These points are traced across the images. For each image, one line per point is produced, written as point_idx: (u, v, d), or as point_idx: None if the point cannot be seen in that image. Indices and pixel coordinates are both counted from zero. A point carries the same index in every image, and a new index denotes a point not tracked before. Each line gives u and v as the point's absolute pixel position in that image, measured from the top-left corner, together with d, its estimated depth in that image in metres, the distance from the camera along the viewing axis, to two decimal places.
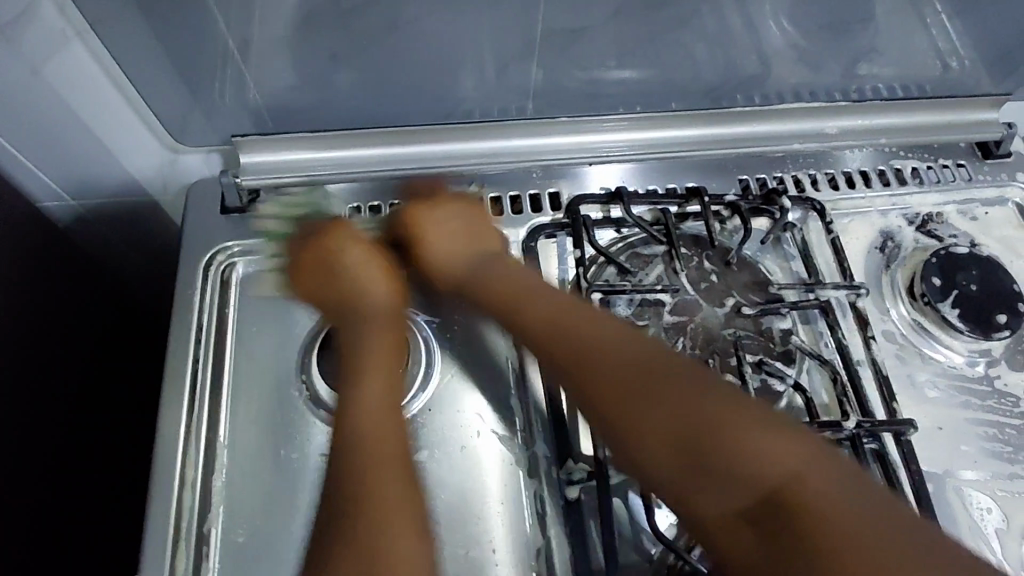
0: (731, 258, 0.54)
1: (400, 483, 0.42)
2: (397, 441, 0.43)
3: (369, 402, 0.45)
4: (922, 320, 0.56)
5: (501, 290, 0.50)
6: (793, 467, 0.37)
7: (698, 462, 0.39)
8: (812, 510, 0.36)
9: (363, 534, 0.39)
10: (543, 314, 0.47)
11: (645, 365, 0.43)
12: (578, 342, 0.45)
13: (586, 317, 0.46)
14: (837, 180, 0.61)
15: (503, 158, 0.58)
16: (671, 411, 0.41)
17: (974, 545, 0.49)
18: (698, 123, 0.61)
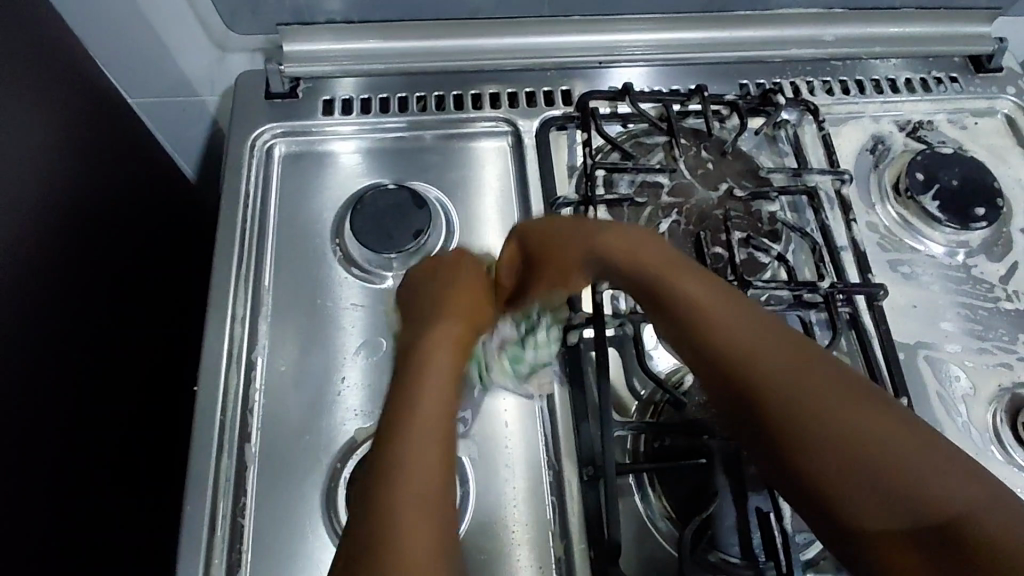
0: (727, 148, 0.58)
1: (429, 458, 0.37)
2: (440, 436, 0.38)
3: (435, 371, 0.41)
4: (905, 213, 0.60)
5: (694, 287, 0.41)
6: (895, 451, 0.33)
7: (872, 465, 0.33)
8: (895, 480, 0.33)
9: (411, 521, 0.35)
10: (706, 309, 0.40)
11: (816, 368, 0.37)
12: (795, 363, 0.37)
13: (721, 300, 0.40)
14: (833, 87, 0.65)
15: (518, 58, 0.63)
16: (839, 418, 0.35)
17: (941, 408, 0.54)
18: (705, 29, 0.65)
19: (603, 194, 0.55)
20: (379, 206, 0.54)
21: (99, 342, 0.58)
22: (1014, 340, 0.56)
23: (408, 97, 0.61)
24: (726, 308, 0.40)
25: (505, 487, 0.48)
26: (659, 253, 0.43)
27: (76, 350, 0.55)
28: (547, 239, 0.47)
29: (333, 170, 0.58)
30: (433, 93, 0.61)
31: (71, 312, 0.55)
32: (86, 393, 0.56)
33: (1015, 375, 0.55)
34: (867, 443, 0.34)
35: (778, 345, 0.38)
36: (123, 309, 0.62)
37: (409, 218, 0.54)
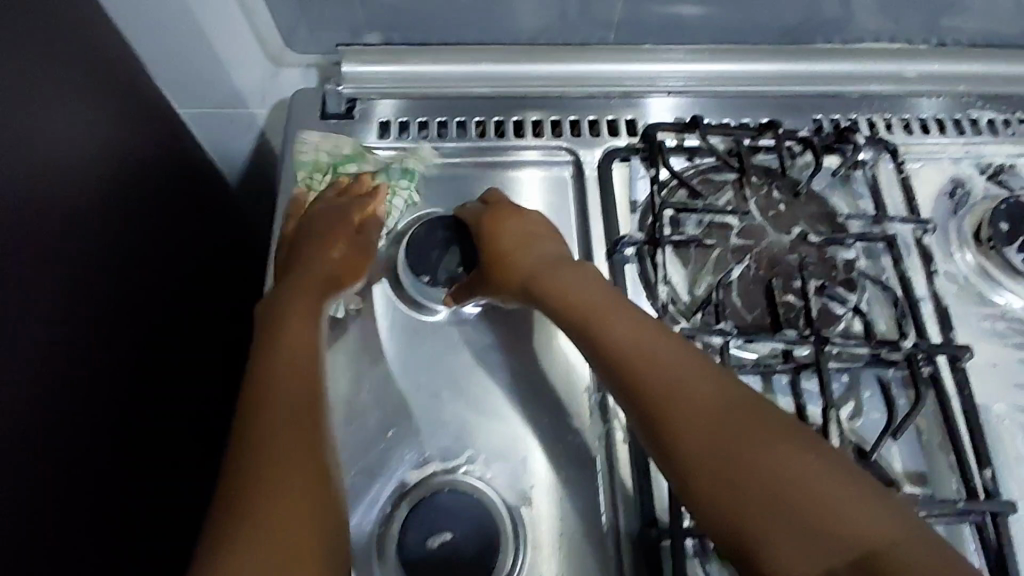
0: (800, 188, 0.56)
1: (286, 483, 0.38)
2: (314, 435, 0.41)
3: (287, 371, 0.44)
4: (987, 263, 0.57)
5: (620, 342, 0.44)
6: (806, 480, 0.36)
7: (788, 492, 0.36)
8: (812, 512, 0.35)
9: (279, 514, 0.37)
10: (660, 364, 0.42)
11: (756, 427, 0.39)
12: (693, 397, 0.40)
13: (636, 329, 0.44)
14: (911, 126, 0.61)
15: (583, 83, 0.60)
16: (767, 463, 0.37)
17: (1021, 477, 0.50)
18: (780, 59, 0.62)
19: (669, 233, 0.53)
20: (427, 236, 0.53)
21: (144, 358, 0.57)
22: None
23: (467, 121, 0.59)
24: (624, 336, 0.44)
25: (560, 539, 0.46)
26: (593, 285, 0.48)
27: (119, 368, 0.54)
28: (517, 232, 0.51)
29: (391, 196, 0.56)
30: (494, 118, 0.59)
31: (120, 333, 0.54)
32: (130, 410, 0.55)
33: None
34: (775, 479, 0.36)
35: (683, 382, 0.41)
36: (161, 327, 0.61)
37: (463, 247, 0.53)
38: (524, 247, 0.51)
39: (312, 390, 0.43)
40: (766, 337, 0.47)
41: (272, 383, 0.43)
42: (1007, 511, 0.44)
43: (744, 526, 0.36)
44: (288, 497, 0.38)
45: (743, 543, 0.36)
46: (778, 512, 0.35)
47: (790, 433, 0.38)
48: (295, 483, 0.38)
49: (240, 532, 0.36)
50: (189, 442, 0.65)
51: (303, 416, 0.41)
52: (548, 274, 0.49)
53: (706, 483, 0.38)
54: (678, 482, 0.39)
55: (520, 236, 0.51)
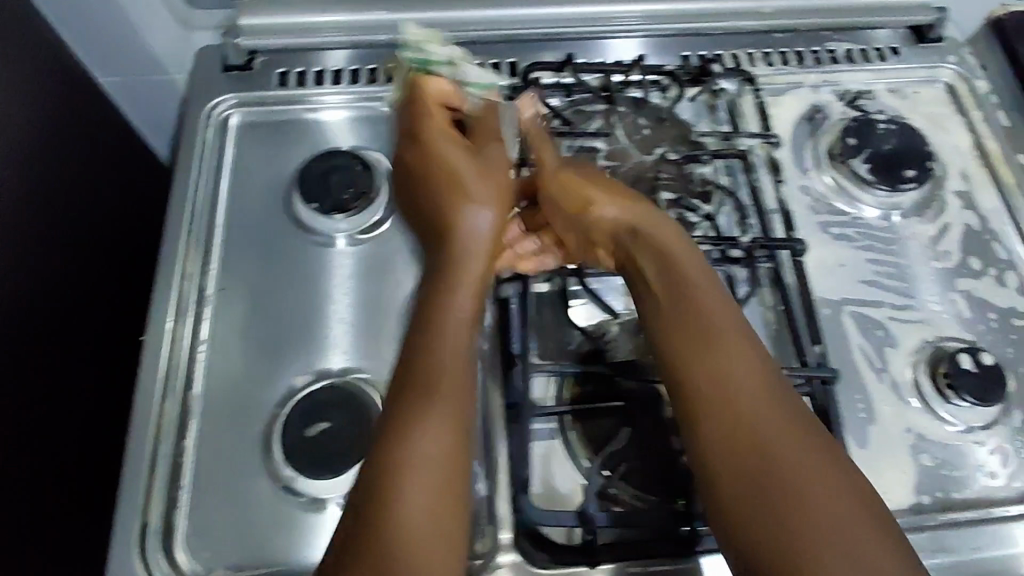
0: (663, 115, 0.61)
1: (440, 468, 0.39)
2: (428, 433, 0.40)
3: (446, 357, 0.43)
4: (840, 177, 0.62)
5: (703, 369, 0.43)
6: (819, 483, 0.39)
7: (800, 492, 0.39)
8: (812, 518, 0.38)
9: (436, 520, 0.38)
10: (697, 284, 0.46)
11: (755, 452, 0.40)
12: (724, 389, 0.42)
13: (719, 301, 0.46)
14: (772, 58, 0.67)
15: (469, 30, 0.64)
16: (785, 465, 0.40)
17: (862, 362, 0.55)
18: (650, 1, 0.66)
19: None
20: (315, 170, 0.56)
21: (44, 302, 0.62)
22: (936, 299, 0.58)
23: (360, 69, 0.63)
24: (700, 315, 0.45)
25: None
26: (679, 242, 0.48)
27: (18, 307, 0.58)
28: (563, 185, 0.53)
29: (289, 138, 0.61)
30: (385, 65, 0.63)
31: (17, 274, 0.59)
32: (30, 346, 0.60)
33: (938, 331, 0.57)
34: (793, 482, 0.39)
35: (732, 376, 0.43)
36: (70, 276, 0.66)
37: (347, 173, 0.56)
38: (590, 192, 0.51)
39: (456, 399, 0.41)
40: None
41: (417, 431, 0.40)
42: (830, 377, 0.49)
43: (736, 523, 0.39)
44: (437, 516, 0.38)
45: (749, 541, 0.39)
46: (782, 514, 0.38)
47: (801, 431, 0.41)
48: (452, 503, 0.39)
49: (397, 557, 0.36)
50: (102, 385, 0.70)
51: (456, 470, 0.40)
52: (597, 227, 0.51)
53: (740, 518, 0.39)
54: (702, 474, 0.42)
55: (613, 191, 0.51)
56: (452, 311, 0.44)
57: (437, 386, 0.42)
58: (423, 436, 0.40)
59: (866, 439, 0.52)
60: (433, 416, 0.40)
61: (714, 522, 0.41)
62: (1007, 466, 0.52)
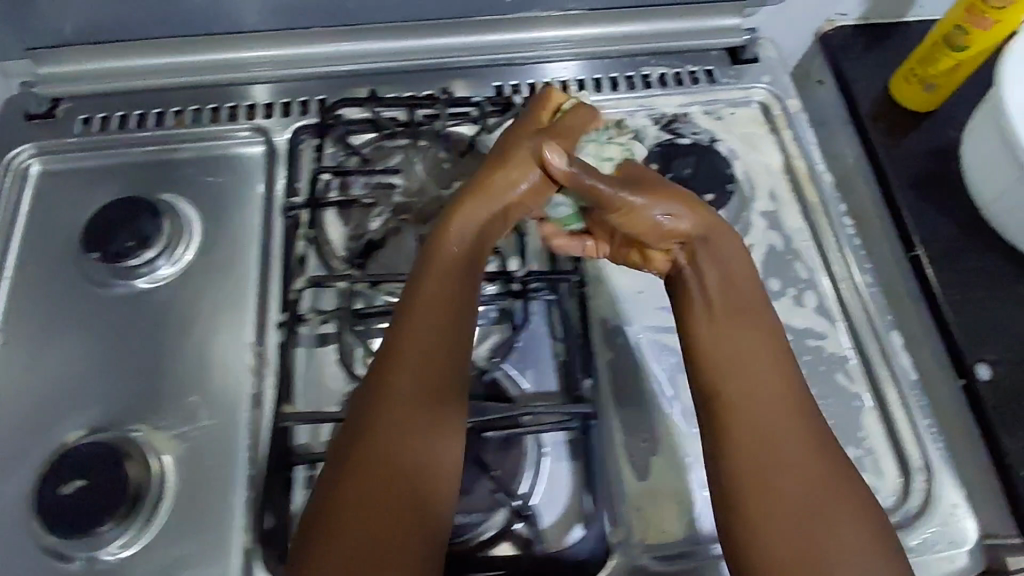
0: (464, 149, 0.61)
1: (429, 477, 0.42)
2: (439, 445, 0.43)
3: (419, 355, 0.44)
4: None
5: (733, 351, 0.46)
6: (816, 478, 0.42)
7: (808, 493, 0.41)
8: (816, 515, 0.41)
9: (385, 531, 0.39)
10: (744, 284, 0.49)
11: (817, 446, 0.43)
12: (746, 386, 0.44)
13: (753, 292, 0.49)
14: (585, 84, 0.68)
15: (278, 68, 0.66)
16: (819, 465, 0.42)
17: (650, 390, 0.54)
18: (461, 33, 0.67)
19: (332, 196, 0.58)
20: (97, 219, 0.57)
21: None
22: None
23: (166, 111, 0.64)
24: (699, 314, 0.48)
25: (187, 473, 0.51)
26: (721, 234, 0.50)
27: None
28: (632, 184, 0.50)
29: (88, 186, 0.61)
30: (192, 107, 0.64)
31: None
32: None
33: None
34: (810, 481, 0.42)
35: (749, 373, 0.45)
36: None
37: (123, 218, 0.57)
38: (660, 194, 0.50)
39: (434, 410, 0.43)
40: (392, 279, 0.53)
41: (421, 423, 0.43)
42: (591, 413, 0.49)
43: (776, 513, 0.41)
44: (398, 521, 0.40)
45: (744, 541, 0.41)
46: (788, 514, 0.40)
47: (812, 428, 0.44)
48: (434, 505, 0.42)
49: (352, 556, 0.39)
50: None
51: (441, 458, 0.43)
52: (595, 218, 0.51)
53: (737, 499, 0.42)
54: (714, 468, 0.44)
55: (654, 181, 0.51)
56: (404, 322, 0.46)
57: (450, 376, 0.45)
58: (422, 424, 0.43)
59: (647, 470, 0.52)
60: (420, 416, 0.43)
61: (719, 512, 0.43)
62: None
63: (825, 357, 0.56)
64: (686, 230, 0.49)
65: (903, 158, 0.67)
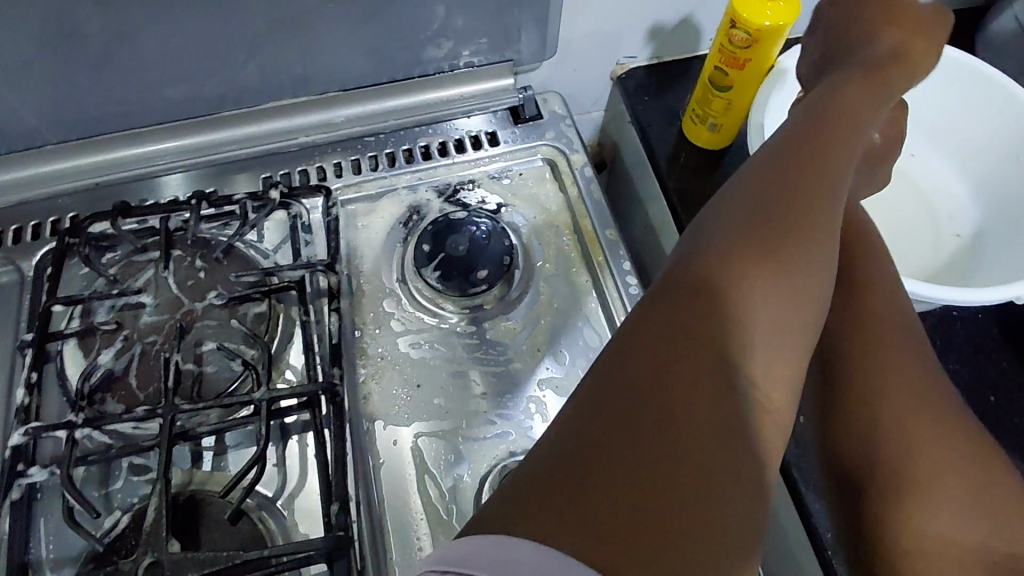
0: (219, 253, 0.58)
1: (693, 437, 0.33)
2: (735, 376, 0.36)
3: (766, 252, 0.41)
4: (418, 289, 0.59)
5: (847, 293, 0.52)
6: (950, 446, 0.46)
7: (961, 458, 0.46)
8: (972, 480, 0.46)
9: (640, 492, 0.31)
10: (881, 275, 0.53)
11: (953, 422, 0.47)
12: (901, 362, 0.49)
13: (894, 290, 0.52)
14: (360, 164, 0.65)
15: (31, 187, 0.63)
16: (947, 441, 0.47)
17: (421, 496, 0.51)
18: (225, 127, 0.65)
19: (73, 326, 0.54)
20: None
21: None
22: (516, 405, 0.55)
23: None
24: (875, 266, 0.53)
25: None
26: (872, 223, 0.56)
27: None
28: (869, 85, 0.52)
29: None
30: None
31: None
32: None
33: (512, 443, 0.53)
34: (944, 455, 0.46)
35: (883, 336, 0.50)
36: None
37: None
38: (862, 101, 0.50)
39: (776, 257, 0.41)
40: (116, 420, 0.49)
41: (728, 335, 0.38)
42: (339, 546, 0.45)
43: (909, 479, 0.46)
44: (640, 504, 0.30)
45: (891, 479, 0.46)
46: (955, 480, 0.46)
47: (955, 413, 0.48)
48: (727, 450, 0.34)
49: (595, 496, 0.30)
50: None
51: (720, 413, 0.35)
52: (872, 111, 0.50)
53: (856, 448, 0.48)
54: (844, 422, 0.48)
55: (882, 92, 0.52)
56: (762, 179, 0.44)
57: (718, 325, 0.38)
58: (760, 318, 0.39)
59: None
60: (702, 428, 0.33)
61: (845, 450, 0.48)
62: None
63: None
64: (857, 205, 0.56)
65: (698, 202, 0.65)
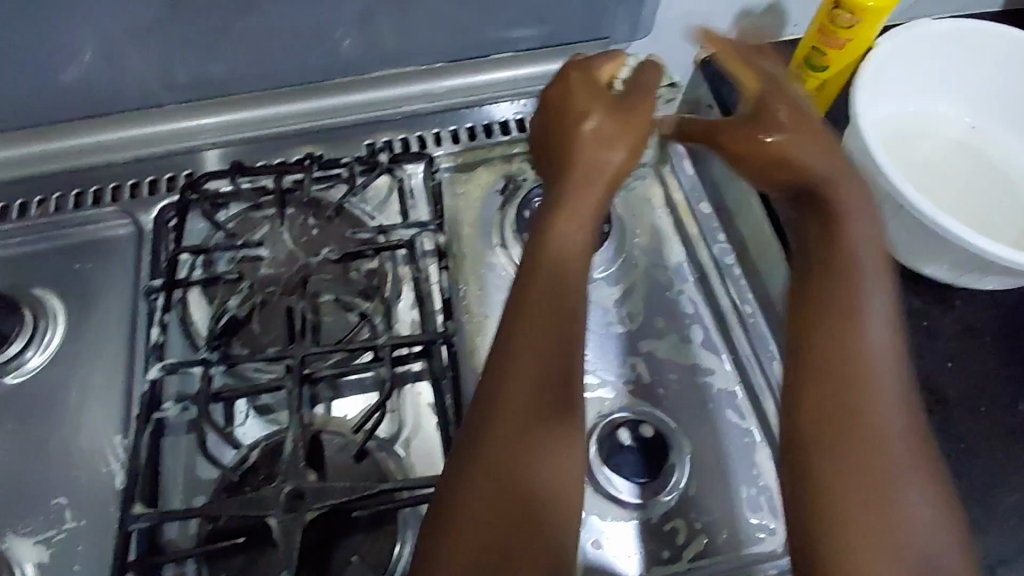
0: (332, 212, 0.61)
1: (537, 441, 0.44)
2: (515, 383, 0.45)
3: (558, 255, 0.51)
4: (519, 252, 0.61)
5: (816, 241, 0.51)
6: (890, 461, 0.42)
7: (899, 479, 0.42)
8: (892, 506, 0.41)
9: (487, 499, 0.41)
10: (839, 244, 0.50)
11: (878, 436, 0.43)
12: (844, 374, 0.45)
13: (851, 280, 0.48)
14: (459, 135, 0.67)
15: (145, 146, 0.65)
16: (891, 455, 0.43)
17: None
18: (329, 95, 0.68)
19: (195, 275, 0.57)
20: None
21: None
22: (618, 364, 0.57)
23: (32, 201, 0.63)
24: (852, 237, 0.50)
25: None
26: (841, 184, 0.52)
27: None
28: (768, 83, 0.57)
29: None
30: (55, 194, 0.63)
31: None
32: None
33: (616, 400, 0.55)
34: (882, 467, 0.42)
35: (847, 335, 0.46)
36: None
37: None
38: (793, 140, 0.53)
39: (546, 308, 0.48)
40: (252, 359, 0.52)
41: (522, 361, 0.46)
42: None
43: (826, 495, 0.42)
44: (481, 497, 0.42)
45: (820, 490, 0.43)
46: (875, 494, 0.42)
47: (904, 428, 0.44)
48: (501, 471, 0.42)
49: (462, 510, 0.41)
50: None
51: (511, 412, 0.44)
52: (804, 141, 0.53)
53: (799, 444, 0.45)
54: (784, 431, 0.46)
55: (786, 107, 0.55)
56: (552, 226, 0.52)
57: (513, 366, 0.46)
58: (541, 361, 0.46)
59: None
60: (536, 366, 0.46)
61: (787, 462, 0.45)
62: (680, 541, 0.50)
63: (712, 394, 0.56)
64: (812, 167, 0.52)
65: None
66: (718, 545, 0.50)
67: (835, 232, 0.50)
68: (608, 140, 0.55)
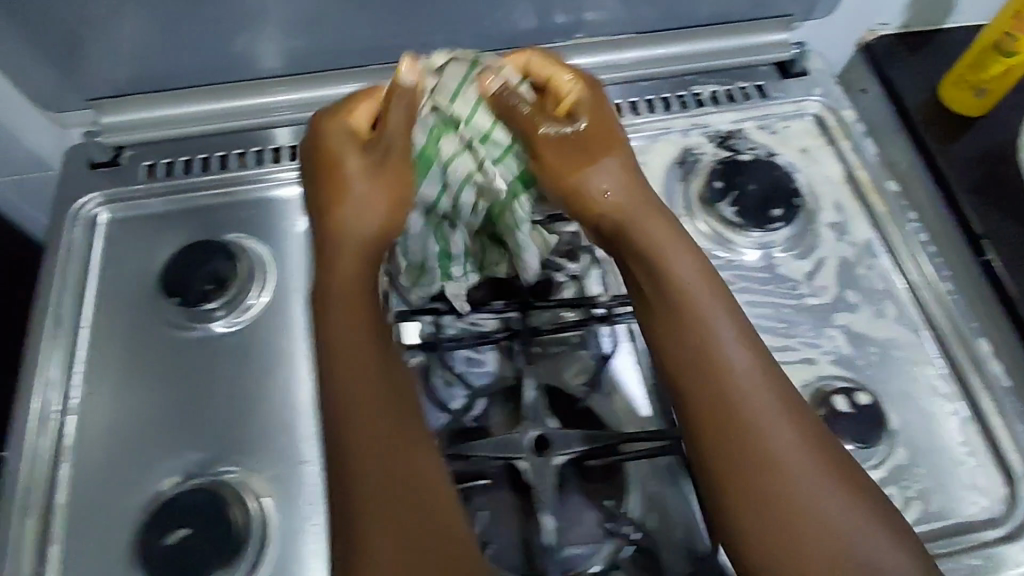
0: None
1: (375, 476, 0.42)
2: (387, 419, 0.44)
3: (345, 288, 0.48)
4: (709, 221, 0.62)
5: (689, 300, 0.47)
6: (791, 508, 0.42)
7: (791, 526, 0.41)
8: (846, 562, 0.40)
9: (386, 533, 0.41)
10: (673, 288, 0.48)
11: (792, 483, 0.42)
12: (736, 421, 0.44)
13: (698, 312, 0.47)
14: (639, 106, 0.67)
15: (334, 106, 0.66)
16: (783, 500, 0.42)
17: None
18: None
19: None
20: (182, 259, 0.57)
21: None
22: (817, 335, 0.58)
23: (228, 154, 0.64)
24: (679, 271, 0.48)
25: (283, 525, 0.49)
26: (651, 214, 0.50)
27: None
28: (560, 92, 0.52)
29: (158, 232, 0.61)
30: (252, 150, 0.64)
31: None
32: None
33: (817, 370, 0.56)
34: (783, 514, 0.41)
35: (707, 380, 0.45)
36: None
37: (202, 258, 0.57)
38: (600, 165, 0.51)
39: (373, 346, 0.46)
40: None
41: (352, 416, 0.44)
42: None
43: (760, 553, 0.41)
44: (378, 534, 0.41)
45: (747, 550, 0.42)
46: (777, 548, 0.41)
47: (774, 468, 0.43)
48: (388, 506, 0.41)
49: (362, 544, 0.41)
50: None
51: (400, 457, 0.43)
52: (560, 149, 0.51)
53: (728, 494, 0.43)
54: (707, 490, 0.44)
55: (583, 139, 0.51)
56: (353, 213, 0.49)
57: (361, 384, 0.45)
58: (361, 383, 0.45)
59: None
60: (381, 411, 0.44)
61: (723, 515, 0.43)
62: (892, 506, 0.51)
63: (910, 367, 0.57)
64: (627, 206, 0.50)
65: (956, 162, 0.68)
66: (931, 510, 0.51)
67: (668, 273, 0.48)
68: (570, 158, 0.51)
